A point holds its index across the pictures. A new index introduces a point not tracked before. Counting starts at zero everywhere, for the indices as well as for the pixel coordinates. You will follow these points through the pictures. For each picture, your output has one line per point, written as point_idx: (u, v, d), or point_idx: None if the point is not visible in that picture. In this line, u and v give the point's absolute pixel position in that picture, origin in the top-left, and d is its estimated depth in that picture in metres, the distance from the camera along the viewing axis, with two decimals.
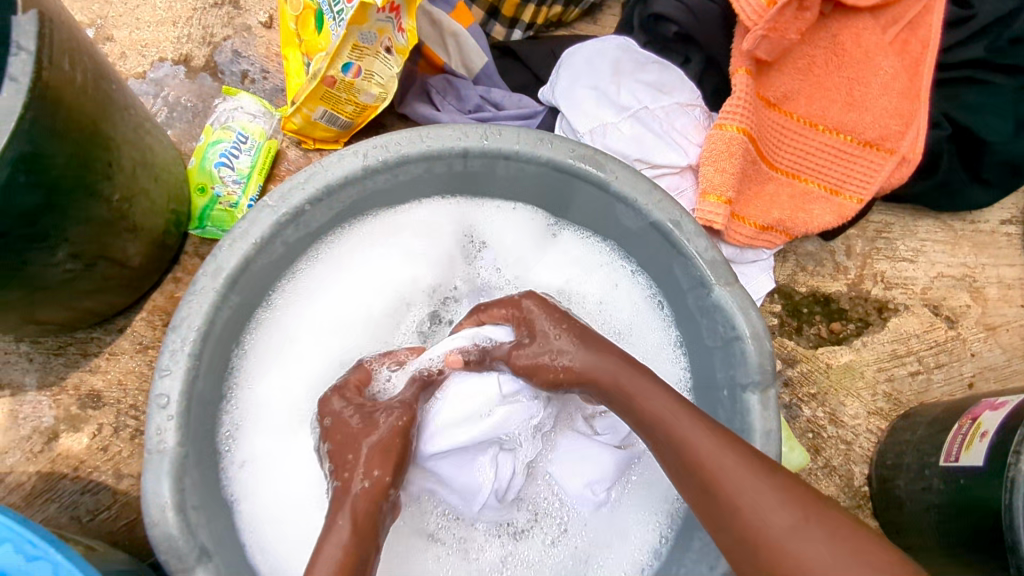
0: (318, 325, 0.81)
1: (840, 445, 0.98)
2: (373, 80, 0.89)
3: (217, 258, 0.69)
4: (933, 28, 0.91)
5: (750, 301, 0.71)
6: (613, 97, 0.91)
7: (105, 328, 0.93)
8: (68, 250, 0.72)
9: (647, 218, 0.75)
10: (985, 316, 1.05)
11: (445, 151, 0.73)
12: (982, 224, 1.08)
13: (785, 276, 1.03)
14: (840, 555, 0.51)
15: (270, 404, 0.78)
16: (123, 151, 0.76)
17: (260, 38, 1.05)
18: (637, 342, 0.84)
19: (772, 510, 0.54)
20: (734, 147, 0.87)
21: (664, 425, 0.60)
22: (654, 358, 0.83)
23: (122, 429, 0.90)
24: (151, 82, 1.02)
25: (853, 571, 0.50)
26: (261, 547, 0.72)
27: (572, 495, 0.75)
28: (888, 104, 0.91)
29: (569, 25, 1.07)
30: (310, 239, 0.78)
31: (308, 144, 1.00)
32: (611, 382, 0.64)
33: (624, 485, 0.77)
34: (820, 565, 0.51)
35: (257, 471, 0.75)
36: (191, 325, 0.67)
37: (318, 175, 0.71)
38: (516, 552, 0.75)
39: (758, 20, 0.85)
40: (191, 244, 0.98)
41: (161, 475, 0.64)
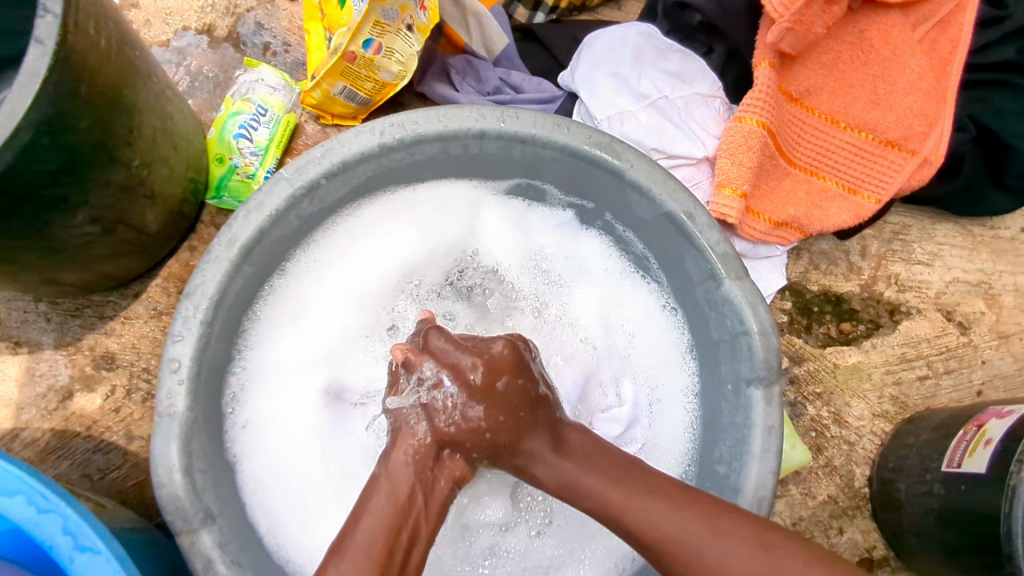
0: (332, 295, 0.82)
1: (843, 445, 0.98)
2: (394, 57, 0.88)
3: (231, 229, 0.70)
4: (965, 27, 0.89)
5: (760, 297, 0.71)
6: (633, 85, 0.90)
7: (121, 292, 0.95)
8: (87, 214, 0.73)
9: (660, 208, 0.74)
10: (998, 323, 1.04)
11: (461, 131, 0.73)
12: (1002, 231, 1.06)
13: (797, 273, 1.02)
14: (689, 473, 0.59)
15: (280, 368, 0.80)
16: (145, 119, 0.77)
17: (283, 11, 1.05)
18: (648, 338, 0.84)
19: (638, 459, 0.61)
20: (752, 141, 0.86)
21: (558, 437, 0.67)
22: (663, 357, 0.83)
23: (134, 392, 0.92)
24: (174, 51, 1.02)
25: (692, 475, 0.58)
26: (259, 507, 0.73)
27: None
28: (913, 103, 0.90)
29: (593, 9, 1.06)
30: (325, 213, 0.79)
31: (326, 119, 1.00)
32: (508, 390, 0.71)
33: None
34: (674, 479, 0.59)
35: (261, 432, 0.77)
36: (204, 293, 0.69)
37: (334, 151, 0.72)
38: (504, 543, 0.74)
39: (784, 12, 0.84)
40: (208, 213, 0.99)
41: (170, 438, 0.66)
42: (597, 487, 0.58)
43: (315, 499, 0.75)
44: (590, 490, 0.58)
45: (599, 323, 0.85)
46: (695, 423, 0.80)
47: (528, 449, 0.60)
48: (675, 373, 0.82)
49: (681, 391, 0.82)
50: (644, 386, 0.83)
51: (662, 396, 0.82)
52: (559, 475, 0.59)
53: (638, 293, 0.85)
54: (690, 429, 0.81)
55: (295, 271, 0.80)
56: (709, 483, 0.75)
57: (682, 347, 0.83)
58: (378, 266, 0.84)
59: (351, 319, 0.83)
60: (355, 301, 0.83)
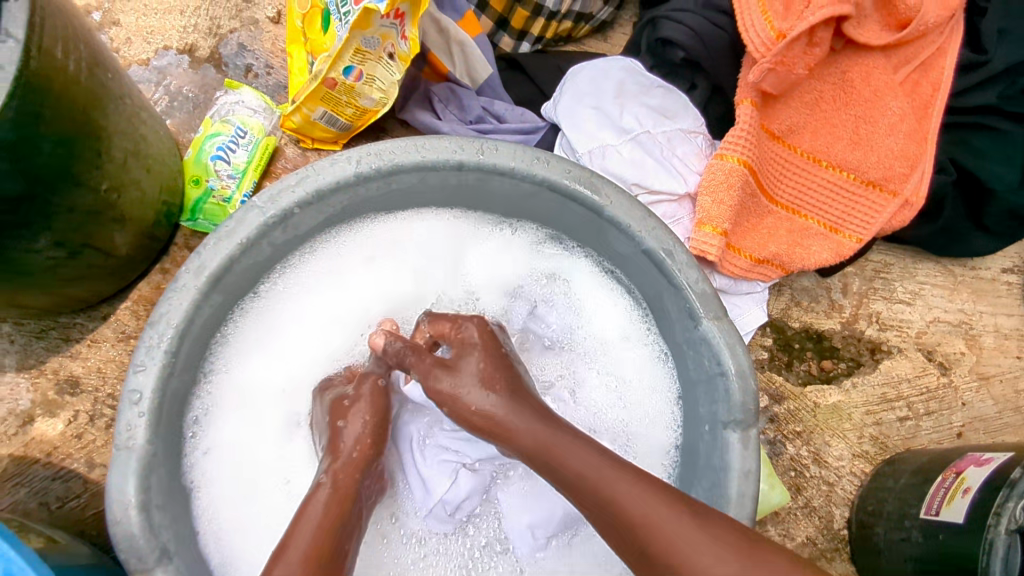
0: (308, 321, 0.80)
1: (822, 485, 0.97)
2: (374, 85, 0.87)
3: (200, 257, 0.68)
4: (946, 71, 0.90)
5: (738, 338, 0.70)
6: (615, 119, 0.90)
7: (88, 314, 0.92)
8: (52, 237, 0.71)
9: (640, 245, 0.73)
10: (979, 364, 1.03)
11: (440, 162, 0.72)
12: (983, 271, 1.06)
13: (778, 310, 1.02)
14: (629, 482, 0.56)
15: (250, 393, 0.77)
16: (115, 142, 0.75)
17: (267, 33, 1.04)
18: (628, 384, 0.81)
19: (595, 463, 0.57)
20: (733, 178, 0.86)
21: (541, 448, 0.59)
22: (645, 407, 0.80)
23: (98, 418, 0.90)
24: (154, 70, 1.01)
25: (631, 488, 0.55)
26: (216, 537, 0.71)
27: (515, 531, 0.73)
28: (894, 144, 0.89)
29: (578, 40, 1.07)
30: (299, 242, 0.77)
31: (306, 142, 0.99)
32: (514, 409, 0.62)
33: (574, 536, 0.74)
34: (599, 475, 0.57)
35: (221, 458, 0.74)
36: (169, 322, 0.67)
37: (309, 179, 0.70)
38: None
39: (765, 52, 0.84)
40: (183, 235, 0.97)
41: (128, 473, 0.63)
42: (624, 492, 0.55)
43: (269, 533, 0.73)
44: (619, 494, 0.55)
45: (587, 369, 0.82)
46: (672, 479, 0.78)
47: (518, 409, 0.60)
48: (654, 424, 0.80)
49: (659, 442, 0.79)
50: (622, 437, 0.80)
51: (640, 447, 0.79)
52: (575, 467, 0.57)
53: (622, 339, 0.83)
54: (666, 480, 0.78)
55: (272, 294, 0.79)
56: None
57: (664, 394, 0.80)
58: (360, 294, 0.82)
59: (327, 346, 0.80)
60: (334, 328, 0.81)
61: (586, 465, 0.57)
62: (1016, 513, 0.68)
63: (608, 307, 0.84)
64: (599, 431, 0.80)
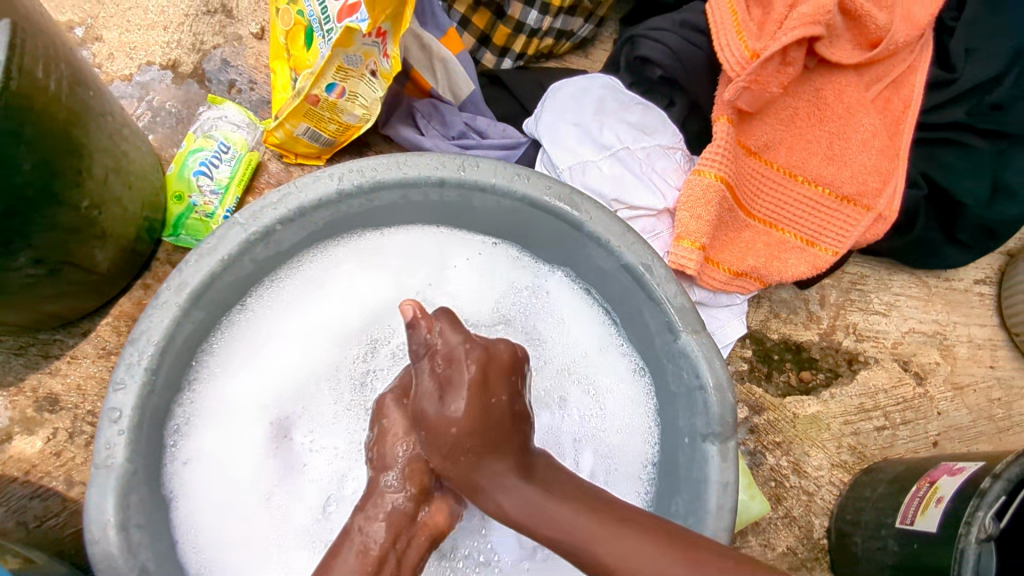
0: (295, 335, 0.80)
1: (802, 495, 0.98)
2: (357, 101, 0.88)
3: (181, 274, 0.69)
4: (916, 89, 0.93)
5: (715, 351, 0.71)
6: (596, 135, 0.91)
7: (69, 331, 0.92)
8: (31, 255, 0.71)
9: (619, 260, 0.75)
10: (953, 374, 1.05)
11: (421, 179, 0.73)
12: (956, 282, 1.09)
13: (758, 321, 1.03)
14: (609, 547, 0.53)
15: (233, 405, 0.77)
16: (97, 159, 0.75)
17: (250, 49, 1.05)
18: (612, 400, 0.81)
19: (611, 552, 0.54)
20: (711, 194, 0.88)
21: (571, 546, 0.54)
22: (625, 422, 0.81)
23: (78, 436, 0.89)
24: (136, 86, 1.01)
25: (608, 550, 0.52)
26: (194, 544, 0.71)
27: (499, 539, 0.74)
28: (867, 160, 0.92)
29: (560, 57, 1.08)
30: (282, 257, 0.78)
31: (289, 158, 1.00)
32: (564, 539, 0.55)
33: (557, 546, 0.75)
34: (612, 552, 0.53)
35: (203, 470, 0.74)
36: (149, 339, 0.67)
37: (291, 196, 0.71)
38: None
39: (740, 71, 0.86)
40: (165, 250, 0.97)
41: (106, 492, 0.63)
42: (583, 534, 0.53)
43: (249, 542, 0.73)
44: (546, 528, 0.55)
45: (574, 385, 0.83)
46: (650, 492, 0.79)
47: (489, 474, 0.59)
48: (637, 442, 0.80)
49: (639, 459, 0.80)
50: (605, 454, 0.80)
51: (620, 462, 0.80)
52: (524, 502, 0.57)
53: (607, 358, 0.83)
54: (645, 496, 0.79)
55: (258, 307, 0.79)
56: None
57: (645, 413, 0.81)
58: (344, 307, 0.82)
59: (316, 362, 0.80)
60: (317, 341, 0.81)
61: (504, 498, 0.57)
62: (985, 522, 0.69)
63: (591, 323, 0.84)
64: (583, 446, 0.81)
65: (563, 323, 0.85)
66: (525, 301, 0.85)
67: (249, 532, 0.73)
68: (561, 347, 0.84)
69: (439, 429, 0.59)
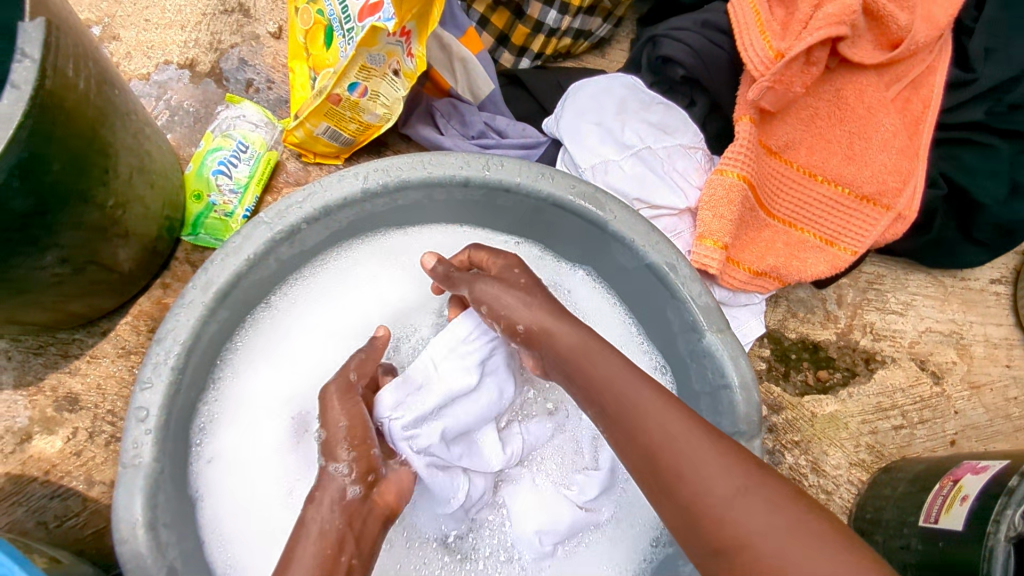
0: (318, 332, 0.81)
1: (821, 494, 0.98)
2: (379, 101, 0.88)
3: (207, 273, 0.69)
4: (935, 89, 0.93)
5: (740, 350, 0.71)
6: (617, 135, 0.92)
7: (88, 330, 0.92)
8: (57, 254, 0.71)
9: (644, 259, 0.75)
10: (970, 374, 1.05)
11: (446, 178, 0.73)
12: (972, 282, 1.09)
13: (775, 321, 1.03)
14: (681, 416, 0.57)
15: (256, 403, 0.77)
16: (121, 158, 0.75)
17: (268, 48, 1.04)
18: None
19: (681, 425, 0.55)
20: (734, 194, 0.88)
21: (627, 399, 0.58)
22: None
23: (97, 435, 0.89)
24: (154, 85, 1.01)
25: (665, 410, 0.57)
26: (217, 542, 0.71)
27: (520, 537, 0.76)
28: (887, 159, 0.92)
29: (577, 57, 1.09)
30: (306, 256, 0.78)
31: (308, 157, 0.99)
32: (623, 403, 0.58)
33: (575, 544, 0.78)
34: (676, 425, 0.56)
35: (227, 469, 0.74)
36: (176, 339, 0.67)
37: (316, 195, 0.71)
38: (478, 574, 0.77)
39: (764, 71, 0.86)
40: (183, 249, 0.96)
41: (135, 490, 0.63)
42: (611, 370, 0.61)
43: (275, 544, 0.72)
44: (607, 371, 0.60)
45: None
46: None
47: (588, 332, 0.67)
48: None
49: None
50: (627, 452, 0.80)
51: None
52: (574, 350, 0.63)
53: (629, 357, 0.83)
54: None
55: (281, 304, 0.79)
56: None
57: None
58: (366, 305, 0.82)
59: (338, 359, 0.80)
60: (340, 339, 0.81)
61: (572, 331, 0.64)
62: (1015, 520, 0.69)
63: (612, 323, 0.85)
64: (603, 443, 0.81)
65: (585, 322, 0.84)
66: None
67: (273, 533, 0.73)
68: None
69: (507, 277, 0.69)
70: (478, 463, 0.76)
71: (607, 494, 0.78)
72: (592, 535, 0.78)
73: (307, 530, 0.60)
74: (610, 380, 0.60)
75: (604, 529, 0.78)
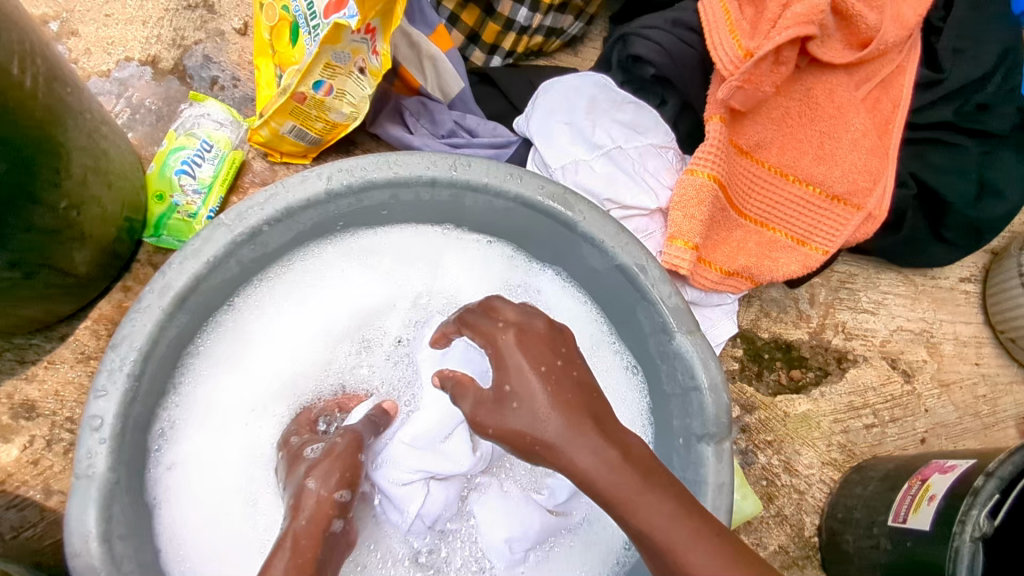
0: (284, 336, 0.79)
1: (793, 494, 0.98)
2: (345, 99, 0.86)
3: (165, 276, 0.66)
4: (904, 88, 0.94)
5: (711, 353, 0.71)
6: (587, 134, 0.91)
7: (45, 335, 0.89)
8: (6, 257, 0.68)
9: (614, 260, 0.74)
10: (939, 372, 1.06)
11: (412, 178, 0.72)
12: (942, 280, 1.10)
13: (748, 321, 1.03)
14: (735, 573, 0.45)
15: (219, 408, 0.76)
16: (75, 158, 0.73)
17: (233, 45, 1.02)
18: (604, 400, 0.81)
19: None
20: (704, 194, 0.87)
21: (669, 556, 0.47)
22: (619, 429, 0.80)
23: (56, 443, 0.86)
24: (115, 82, 0.98)
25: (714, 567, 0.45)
26: (176, 551, 0.69)
27: (490, 545, 0.75)
28: (858, 159, 0.92)
29: (549, 55, 1.07)
30: (270, 257, 0.76)
31: (274, 157, 0.97)
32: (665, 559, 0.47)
33: (549, 550, 0.77)
34: None
35: (188, 475, 0.73)
36: (132, 344, 0.65)
37: (278, 196, 0.69)
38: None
39: (734, 70, 0.86)
40: (146, 252, 0.94)
41: (88, 502, 0.61)
42: (649, 513, 0.47)
43: (235, 552, 0.71)
44: (645, 520, 0.47)
45: None
46: None
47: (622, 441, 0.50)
48: None
49: None
50: None
51: None
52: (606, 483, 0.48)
53: (600, 357, 0.83)
54: None
55: (245, 307, 0.77)
56: None
57: (640, 412, 0.81)
58: (334, 307, 0.81)
59: (315, 359, 0.80)
60: (305, 341, 0.80)
61: (598, 465, 0.48)
62: (979, 521, 0.69)
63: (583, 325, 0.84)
64: None
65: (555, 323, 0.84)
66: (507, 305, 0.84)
67: (233, 541, 0.71)
68: None
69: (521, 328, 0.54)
70: (445, 465, 0.73)
71: (578, 498, 0.78)
72: (566, 540, 0.78)
73: (283, 547, 0.60)
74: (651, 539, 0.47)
75: (579, 533, 0.78)
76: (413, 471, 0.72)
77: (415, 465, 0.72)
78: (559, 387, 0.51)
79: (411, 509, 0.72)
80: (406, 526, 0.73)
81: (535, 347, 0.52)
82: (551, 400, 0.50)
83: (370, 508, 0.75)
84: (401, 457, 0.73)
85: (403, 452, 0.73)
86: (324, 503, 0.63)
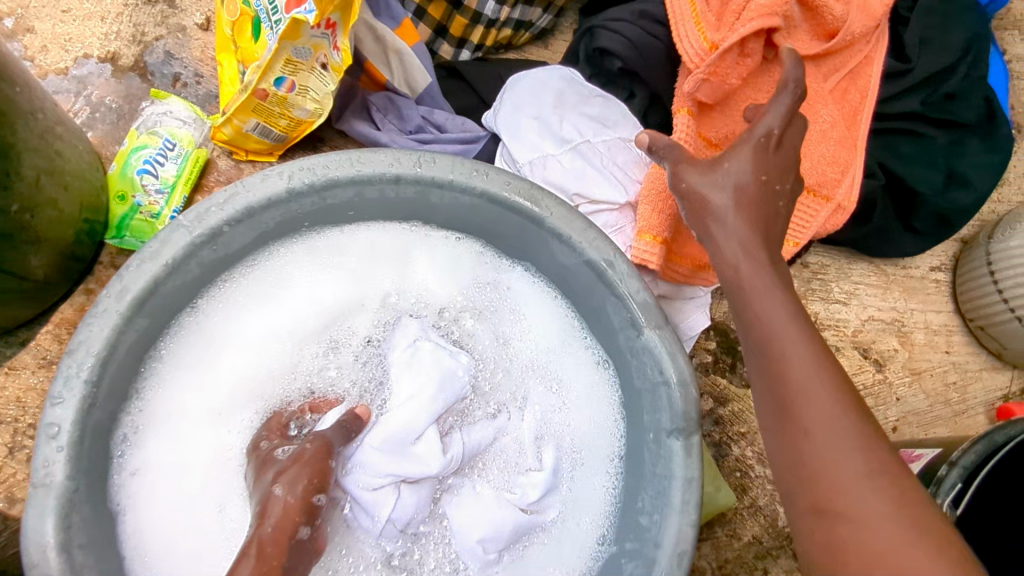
0: (250, 338, 0.77)
1: (767, 485, 0.99)
2: (308, 95, 0.85)
3: (122, 279, 0.65)
4: (872, 79, 0.94)
5: (679, 346, 0.69)
6: (555, 128, 0.91)
7: (5, 340, 0.87)
8: None
9: (582, 256, 0.73)
10: (910, 360, 1.07)
11: (376, 176, 0.70)
12: (913, 270, 1.10)
13: (721, 313, 1.04)
14: (827, 383, 0.55)
15: (184, 412, 0.74)
16: (25, 159, 0.72)
17: (195, 41, 1.00)
18: (575, 396, 0.81)
19: (821, 383, 0.55)
20: (671, 188, 0.87)
21: (774, 336, 0.59)
22: (591, 427, 0.80)
23: (18, 451, 0.85)
24: (73, 80, 0.96)
25: (809, 365, 0.56)
26: (141, 556, 0.69)
27: (463, 546, 0.75)
28: (827, 151, 0.92)
29: (519, 48, 1.06)
30: (232, 258, 0.75)
31: (239, 155, 0.95)
32: (764, 336, 0.59)
33: (522, 551, 0.77)
34: (813, 382, 0.55)
35: (152, 481, 0.71)
36: (89, 350, 0.63)
37: (237, 196, 0.68)
38: None
39: (700, 63, 0.86)
40: (108, 253, 0.92)
41: (46, 511, 0.60)
42: (771, 310, 0.60)
43: (202, 557, 0.70)
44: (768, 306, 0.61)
45: (536, 382, 0.82)
46: (617, 492, 0.78)
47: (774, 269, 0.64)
48: (603, 439, 0.79)
49: (605, 454, 0.79)
50: (570, 451, 0.80)
51: (586, 459, 0.79)
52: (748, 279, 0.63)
53: (571, 352, 0.82)
54: (612, 493, 0.78)
55: (209, 309, 0.76)
56: (630, 534, 0.73)
57: (614, 409, 0.80)
58: (301, 308, 0.79)
59: (282, 360, 0.79)
60: (272, 342, 0.78)
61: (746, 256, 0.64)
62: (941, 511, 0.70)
63: (555, 321, 0.83)
64: (545, 443, 0.80)
65: (524, 318, 0.83)
66: (475, 302, 0.84)
67: (200, 546, 0.70)
68: (524, 342, 0.83)
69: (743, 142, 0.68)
70: (413, 468, 0.72)
71: (552, 494, 0.78)
72: (539, 539, 0.77)
73: (247, 554, 0.59)
74: (769, 327, 0.59)
75: (554, 530, 0.77)
76: (383, 476, 0.72)
77: (383, 471, 0.72)
78: (751, 188, 0.66)
79: (381, 513, 0.71)
80: (377, 532, 0.72)
81: (772, 160, 0.67)
82: (742, 194, 0.66)
83: (340, 512, 0.74)
84: (370, 461, 0.72)
85: (370, 457, 0.72)
86: (291, 509, 0.62)
